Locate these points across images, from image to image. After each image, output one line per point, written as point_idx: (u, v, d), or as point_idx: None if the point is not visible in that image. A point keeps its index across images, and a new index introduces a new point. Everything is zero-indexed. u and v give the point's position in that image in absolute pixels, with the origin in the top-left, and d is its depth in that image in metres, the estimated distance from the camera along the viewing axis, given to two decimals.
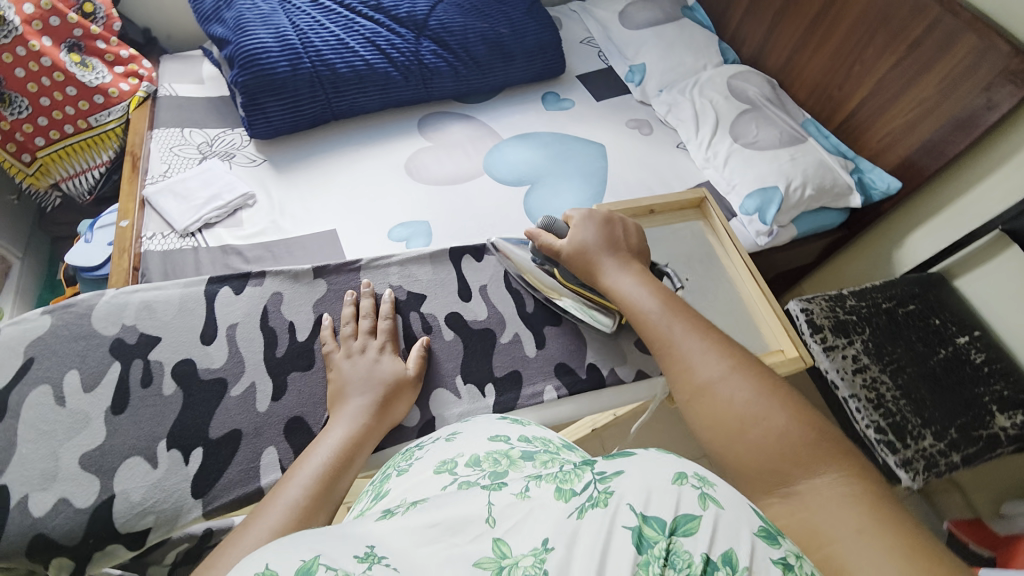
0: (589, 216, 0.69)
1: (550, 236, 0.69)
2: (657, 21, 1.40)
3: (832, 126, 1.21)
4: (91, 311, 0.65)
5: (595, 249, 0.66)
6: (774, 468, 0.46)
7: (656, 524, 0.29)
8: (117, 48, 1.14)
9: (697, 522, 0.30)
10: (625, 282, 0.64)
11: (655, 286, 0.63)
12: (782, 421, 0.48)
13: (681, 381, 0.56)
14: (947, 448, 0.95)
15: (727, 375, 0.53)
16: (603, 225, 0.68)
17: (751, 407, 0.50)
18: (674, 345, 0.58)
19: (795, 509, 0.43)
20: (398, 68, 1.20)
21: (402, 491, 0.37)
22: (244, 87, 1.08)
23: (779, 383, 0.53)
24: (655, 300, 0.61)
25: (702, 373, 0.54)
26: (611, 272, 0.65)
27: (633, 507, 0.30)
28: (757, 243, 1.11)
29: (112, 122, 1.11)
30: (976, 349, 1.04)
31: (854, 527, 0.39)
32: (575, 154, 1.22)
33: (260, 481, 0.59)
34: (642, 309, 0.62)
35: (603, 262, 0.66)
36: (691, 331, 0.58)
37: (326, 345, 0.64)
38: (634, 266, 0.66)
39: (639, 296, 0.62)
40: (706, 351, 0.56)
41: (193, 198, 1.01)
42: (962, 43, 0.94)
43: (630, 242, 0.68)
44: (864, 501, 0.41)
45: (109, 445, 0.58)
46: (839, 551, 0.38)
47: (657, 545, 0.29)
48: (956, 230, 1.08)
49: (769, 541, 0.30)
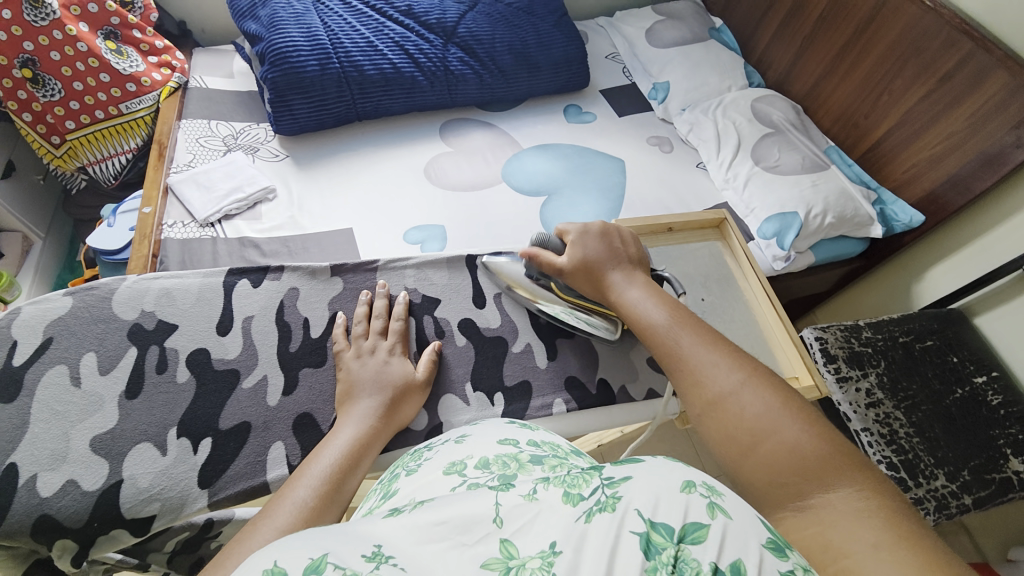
0: (586, 230, 0.64)
1: (549, 254, 0.65)
2: (683, 41, 1.41)
3: (856, 154, 1.20)
4: (112, 295, 0.66)
5: (594, 263, 0.62)
6: (786, 481, 0.43)
7: (665, 531, 0.28)
8: (152, 39, 1.17)
9: (705, 531, 0.28)
10: (631, 292, 0.60)
11: (662, 295, 0.59)
12: (795, 433, 0.44)
13: (691, 395, 0.51)
14: (959, 490, 0.93)
15: (740, 386, 0.48)
16: (602, 237, 0.64)
17: (764, 419, 0.46)
18: (683, 356, 0.52)
19: (807, 523, 0.40)
20: (425, 73, 1.22)
21: (410, 491, 0.37)
22: (274, 83, 1.10)
23: (795, 395, 0.48)
24: (661, 311, 0.57)
25: (713, 384, 0.49)
26: (614, 285, 0.61)
27: (640, 513, 0.29)
28: (774, 267, 1.10)
29: (142, 110, 1.13)
30: (993, 390, 1.01)
31: (870, 541, 0.37)
32: (595, 168, 1.22)
33: (265, 476, 0.59)
34: (649, 321, 0.56)
35: (606, 275, 0.62)
36: (700, 342, 0.53)
37: (338, 343, 0.64)
38: (638, 277, 0.61)
39: (646, 307, 0.58)
40: (717, 362, 0.51)
41: (217, 189, 1.03)
42: (994, 80, 0.93)
43: (630, 253, 0.64)
44: (882, 516, 0.38)
45: (120, 430, 0.58)
46: (855, 565, 0.35)
47: (665, 552, 0.27)
48: (979, 267, 1.06)
49: (778, 553, 0.28)
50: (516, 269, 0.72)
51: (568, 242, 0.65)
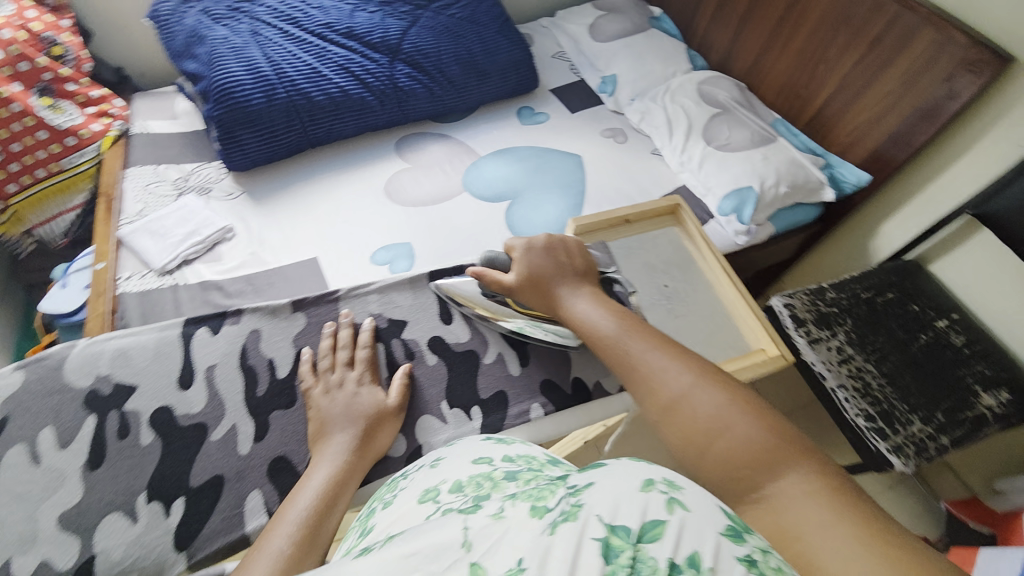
0: (530, 245, 0.64)
1: (496, 272, 0.65)
2: (626, 32, 1.43)
3: (802, 123, 1.24)
4: (64, 364, 0.64)
5: (542, 278, 0.62)
6: (740, 475, 0.42)
7: (623, 533, 0.28)
8: (88, 89, 1.13)
9: (663, 527, 0.29)
10: (579, 304, 0.59)
11: (610, 305, 0.59)
12: (745, 428, 0.44)
13: (648, 399, 0.50)
14: (935, 432, 0.95)
15: (691, 388, 0.48)
16: (547, 250, 0.64)
17: (716, 417, 0.45)
18: (636, 363, 0.52)
19: (763, 514, 0.40)
20: (374, 93, 1.21)
21: (386, 525, 0.36)
22: (220, 121, 1.08)
23: (743, 388, 0.48)
24: (611, 321, 0.56)
25: (666, 388, 0.49)
26: (563, 298, 0.61)
27: (601, 518, 0.29)
28: (737, 242, 1.13)
29: (84, 164, 1.10)
30: (956, 331, 1.06)
31: (817, 521, 0.37)
32: (553, 167, 1.23)
33: (245, 528, 0.57)
34: (599, 331, 0.56)
35: (554, 288, 0.61)
36: (652, 347, 0.53)
37: (305, 381, 0.63)
38: (586, 288, 0.61)
39: (594, 318, 0.57)
40: (667, 366, 0.50)
41: (171, 235, 1.00)
42: (922, 36, 0.96)
43: (575, 265, 0.64)
44: (831, 496, 0.38)
45: (86, 503, 0.56)
46: (808, 548, 0.36)
47: (623, 554, 0.28)
48: (928, 217, 1.10)
49: (734, 539, 0.29)
50: (472, 288, 0.72)
51: (514, 258, 0.65)
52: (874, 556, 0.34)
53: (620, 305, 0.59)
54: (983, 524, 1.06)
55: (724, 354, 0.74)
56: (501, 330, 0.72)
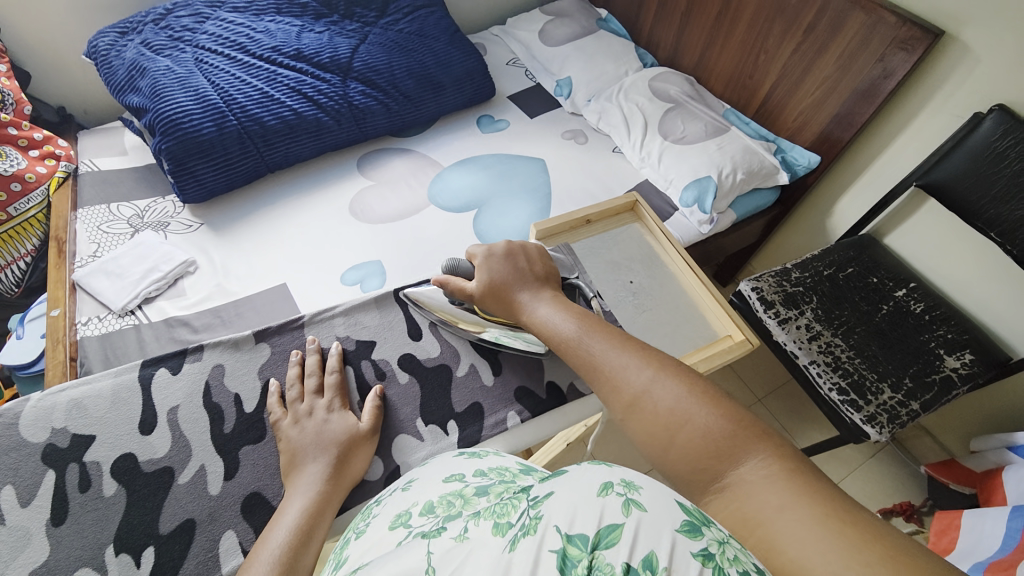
0: (489, 253, 0.65)
1: (459, 280, 0.65)
2: (575, 36, 1.46)
3: (751, 112, 1.28)
4: (18, 420, 0.61)
5: (503, 285, 0.63)
6: (704, 467, 0.43)
7: (580, 542, 0.29)
8: (30, 132, 1.09)
9: (619, 532, 0.29)
10: (540, 309, 0.60)
11: (569, 307, 0.60)
12: (705, 418, 0.45)
13: (612, 398, 0.50)
14: (905, 398, 0.99)
15: (651, 383, 0.49)
16: (505, 257, 0.65)
17: (677, 410, 0.46)
18: (598, 364, 0.53)
19: (728, 503, 0.41)
20: (328, 113, 1.20)
21: (357, 556, 0.36)
22: (170, 153, 1.05)
23: (702, 378, 0.50)
24: (571, 323, 0.57)
25: (627, 385, 0.50)
26: (523, 304, 0.61)
27: (559, 528, 0.29)
28: (701, 231, 1.16)
29: (33, 209, 1.07)
30: (914, 299, 1.10)
31: (776, 505, 0.39)
32: (517, 172, 1.24)
33: (222, 570, 0.55)
34: (561, 335, 0.57)
35: (514, 295, 0.62)
36: (611, 345, 0.54)
37: (274, 414, 0.62)
38: (546, 292, 0.62)
39: (556, 322, 0.58)
40: (627, 363, 0.51)
41: (129, 274, 0.96)
42: (853, 21, 1.01)
43: (536, 270, 0.65)
44: (788, 479, 0.40)
45: (54, 561, 0.54)
46: (771, 533, 0.37)
47: (580, 564, 0.28)
48: (877, 191, 1.15)
49: (690, 534, 0.29)
50: (441, 298, 0.72)
51: (476, 266, 0.65)
52: (828, 534, 0.36)
53: (579, 306, 0.60)
54: (964, 484, 1.08)
55: (693, 343, 0.76)
56: (472, 340, 0.72)
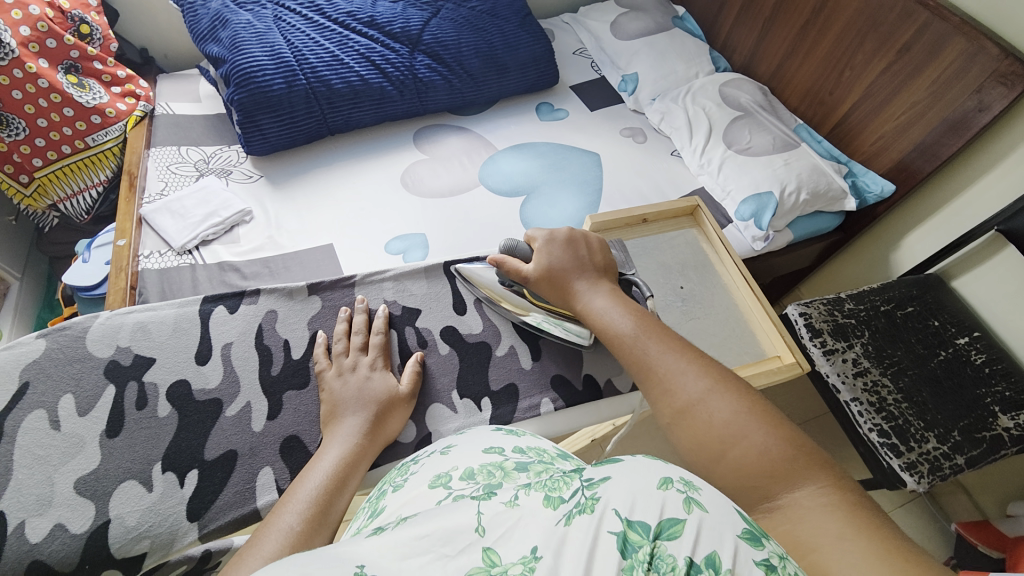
0: (551, 237, 0.64)
1: (516, 261, 0.65)
2: (649, 31, 1.41)
3: (825, 130, 1.22)
4: (86, 333, 0.65)
5: (561, 272, 0.62)
6: (756, 484, 0.42)
7: (641, 529, 0.32)
8: (114, 69, 1.15)
9: (680, 526, 0.32)
10: (597, 301, 0.60)
11: (628, 304, 0.59)
12: (761, 437, 0.44)
13: (663, 402, 0.50)
14: (950, 451, 0.93)
15: (707, 393, 0.48)
16: (566, 244, 0.64)
17: (731, 423, 0.46)
18: (652, 365, 0.52)
19: (778, 523, 0.40)
20: (394, 83, 1.21)
21: (397, 509, 0.41)
22: (241, 105, 1.08)
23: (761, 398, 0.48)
24: (627, 320, 0.57)
25: (682, 391, 0.49)
26: (579, 293, 0.61)
27: (618, 513, 0.32)
28: (754, 247, 1.12)
29: (109, 141, 1.13)
30: (976, 350, 1.03)
31: (833, 533, 0.37)
32: (572, 164, 1.22)
33: (256, 503, 0.58)
34: (615, 330, 0.57)
35: (571, 284, 0.62)
36: (666, 349, 0.53)
37: (319, 363, 0.64)
38: (604, 286, 0.61)
39: (612, 317, 0.58)
40: (684, 369, 0.50)
41: (192, 215, 1.01)
42: (952, 47, 0.94)
43: (595, 260, 0.64)
44: (846, 512, 0.39)
45: (103, 470, 0.57)
46: (824, 560, 0.36)
47: (641, 550, 0.31)
48: (953, 231, 1.07)
49: (752, 543, 0.32)
50: (490, 276, 0.72)
51: (535, 249, 0.65)
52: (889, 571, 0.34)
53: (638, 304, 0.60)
54: (993, 547, 1.03)
55: (739, 359, 0.74)
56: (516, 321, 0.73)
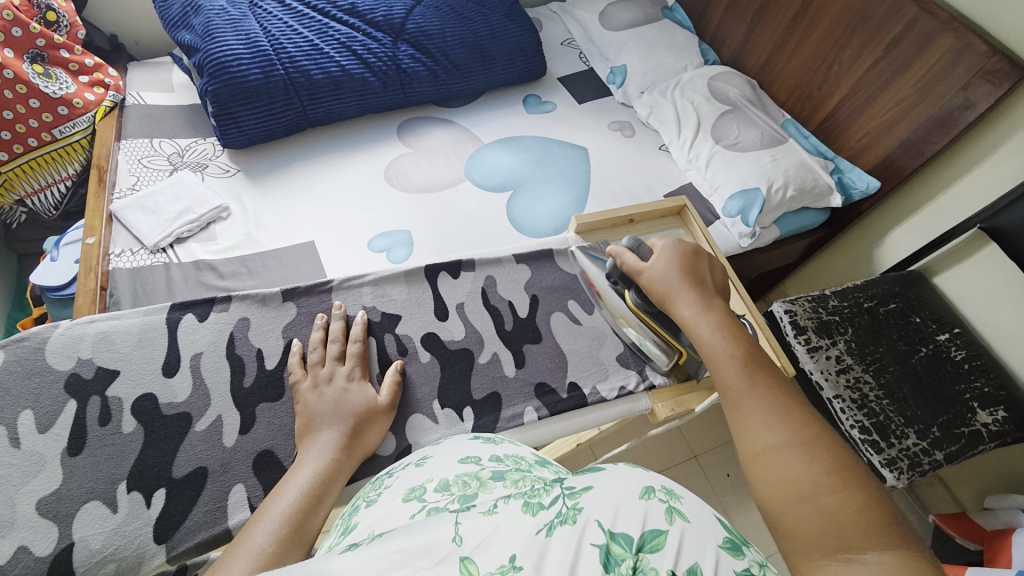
0: (677, 245, 0.66)
1: (634, 258, 0.67)
2: (638, 22, 1.38)
3: (812, 126, 1.21)
4: (45, 345, 0.62)
5: (671, 282, 0.63)
6: (825, 536, 0.40)
7: (624, 541, 0.31)
8: (82, 57, 1.09)
9: (663, 538, 0.31)
10: (701, 318, 0.59)
11: (735, 333, 0.58)
12: (840, 495, 0.42)
13: (743, 439, 0.50)
14: (930, 446, 0.94)
15: (788, 442, 0.47)
16: (690, 256, 0.66)
17: (806, 475, 0.44)
18: (741, 401, 0.52)
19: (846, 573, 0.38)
20: (376, 74, 1.17)
21: (369, 524, 0.39)
22: (215, 96, 1.04)
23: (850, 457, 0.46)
24: (732, 349, 0.56)
25: (764, 433, 0.49)
26: (684, 305, 0.61)
27: (600, 524, 0.31)
28: (740, 244, 1.11)
29: (77, 134, 1.07)
30: (956, 346, 1.04)
31: None
32: (558, 159, 1.20)
33: (227, 522, 0.56)
34: (714, 355, 0.56)
35: (676, 295, 0.62)
36: (756, 388, 0.52)
37: (293, 374, 0.62)
38: (715, 306, 0.61)
39: (713, 338, 0.57)
40: (774, 415, 0.50)
41: (164, 212, 0.97)
42: (939, 44, 0.93)
43: (710, 280, 0.65)
44: None
45: (66, 490, 0.55)
46: None
47: (624, 563, 0.30)
48: (935, 229, 1.08)
49: (733, 552, 0.32)
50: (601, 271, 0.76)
51: (657, 251, 0.67)
52: None
53: (746, 335, 0.58)
54: (970, 539, 1.04)
55: None
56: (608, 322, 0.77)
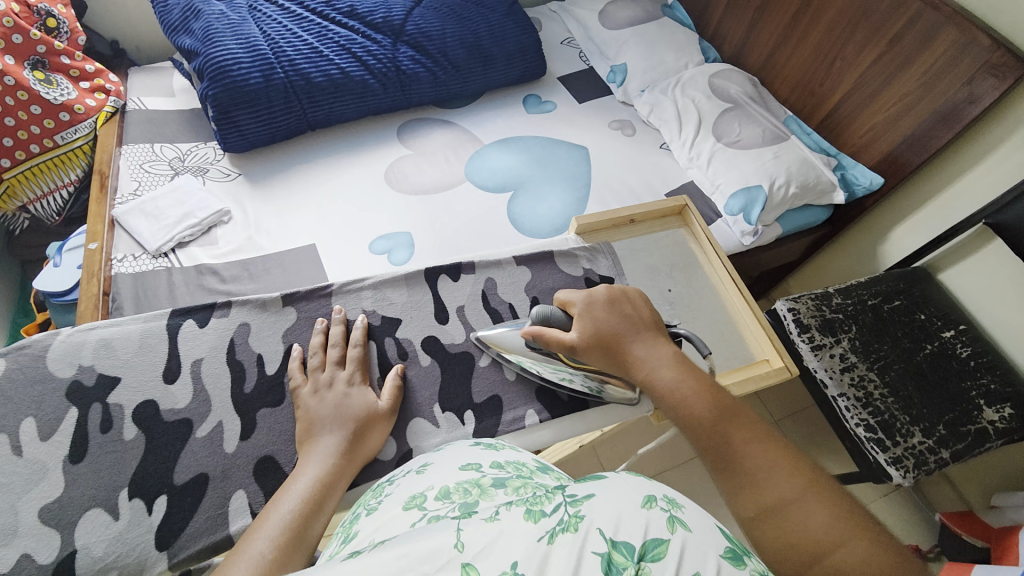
0: (591, 300, 0.62)
1: (556, 332, 0.61)
2: (637, 20, 1.38)
3: (814, 123, 1.20)
4: (46, 353, 0.62)
5: (610, 338, 0.59)
6: None
7: (626, 551, 0.30)
8: (82, 63, 1.10)
9: (665, 547, 0.31)
10: (656, 367, 0.56)
11: (692, 370, 0.56)
12: (854, 542, 0.42)
13: (744, 497, 0.48)
14: (936, 445, 0.93)
15: (795, 494, 0.46)
16: (610, 303, 0.62)
17: (821, 526, 0.43)
18: (738, 456, 0.49)
19: None
20: (376, 76, 1.17)
21: (370, 532, 0.39)
22: (216, 100, 1.04)
23: (846, 496, 0.47)
24: (704, 404, 0.53)
25: (771, 489, 0.47)
26: (637, 358, 0.57)
27: (602, 532, 0.31)
28: (743, 242, 1.11)
29: (79, 139, 1.07)
30: (961, 343, 1.03)
31: None
32: (558, 159, 1.20)
33: (228, 529, 0.56)
34: (692, 410, 0.53)
35: (624, 347, 0.58)
36: (747, 441, 0.50)
37: (294, 379, 0.62)
38: (665, 346, 0.58)
39: (676, 387, 0.55)
40: (774, 466, 0.48)
41: (165, 217, 0.97)
42: (943, 37, 0.92)
43: (643, 317, 0.61)
44: None
45: (68, 497, 0.55)
46: None
47: (626, 572, 0.30)
48: (940, 225, 1.07)
49: (735, 563, 0.31)
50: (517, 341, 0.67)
51: (575, 315, 0.62)
52: None
53: (702, 372, 0.56)
54: (978, 537, 1.04)
55: (727, 364, 0.74)
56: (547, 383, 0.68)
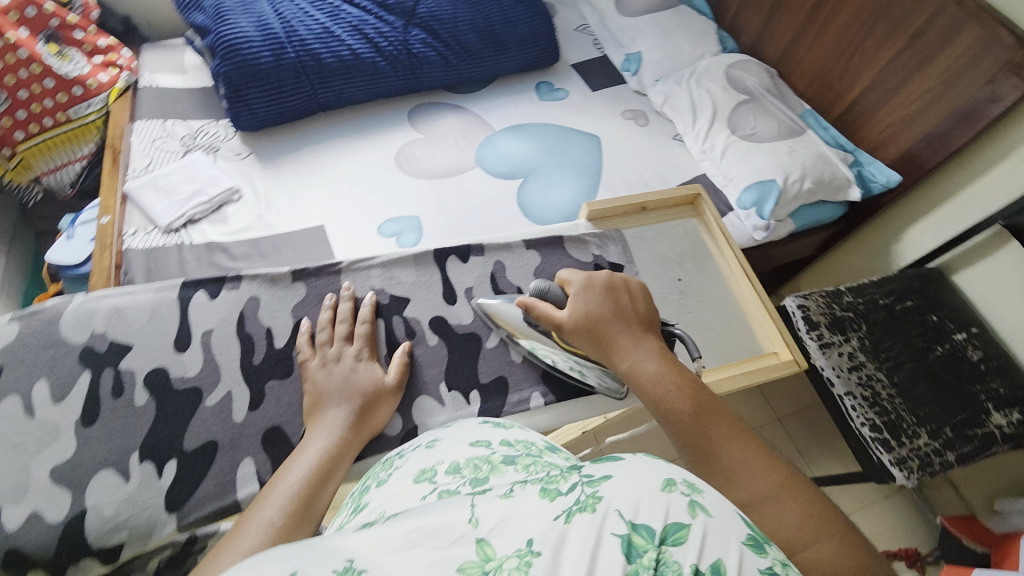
0: (589, 284, 0.62)
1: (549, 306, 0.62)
2: (654, 7, 1.35)
3: (832, 117, 1.18)
4: (59, 319, 0.62)
5: (599, 321, 0.59)
6: None
7: (646, 533, 0.30)
8: (96, 38, 1.10)
9: (686, 531, 0.31)
10: (640, 359, 0.56)
11: (678, 369, 0.54)
12: (830, 546, 0.38)
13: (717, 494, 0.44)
14: (941, 447, 0.93)
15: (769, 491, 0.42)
16: (606, 292, 0.61)
17: (794, 527, 0.40)
18: (713, 452, 0.47)
19: None
20: (387, 59, 1.16)
21: (381, 504, 0.39)
22: (227, 78, 1.04)
23: (825, 501, 0.43)
24: (685, 397, 0.51)
25: (743, 487, 0.43)
26: (622, 347, 0.57)
27: (621, 514, 0.31)
28: (754, 237, 1.09)
29: (92, 114, 1.07)
30: (973, 346, 1.02)
31: None
32: (571, 147, 1.18)
33: (236, 495, 0.57)
34: (670, 403, 0.51)
35: (611, 334, 0.58)
36: (722, 436, 0.48)
37: (302, 352, 0.62)
38: (651, 342, 0.57)
39: (658, 381, 0.53)
40: (750, 463, 0.45)
41: (177, 192, 0.98)
42: (966, 34, 0.90)
43: (637, 310, 0.60)
44: None
45: (80, 458, 0.56)
46: None
47: (646, 555, 0.29)
48: (956, 225, 1.05)
49: (756, 550, 0.31)
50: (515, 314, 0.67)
51: (571, 294, 0.62)
52: None
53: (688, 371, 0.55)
54: (978, 542, 1.03)
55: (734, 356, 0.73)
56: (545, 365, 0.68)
